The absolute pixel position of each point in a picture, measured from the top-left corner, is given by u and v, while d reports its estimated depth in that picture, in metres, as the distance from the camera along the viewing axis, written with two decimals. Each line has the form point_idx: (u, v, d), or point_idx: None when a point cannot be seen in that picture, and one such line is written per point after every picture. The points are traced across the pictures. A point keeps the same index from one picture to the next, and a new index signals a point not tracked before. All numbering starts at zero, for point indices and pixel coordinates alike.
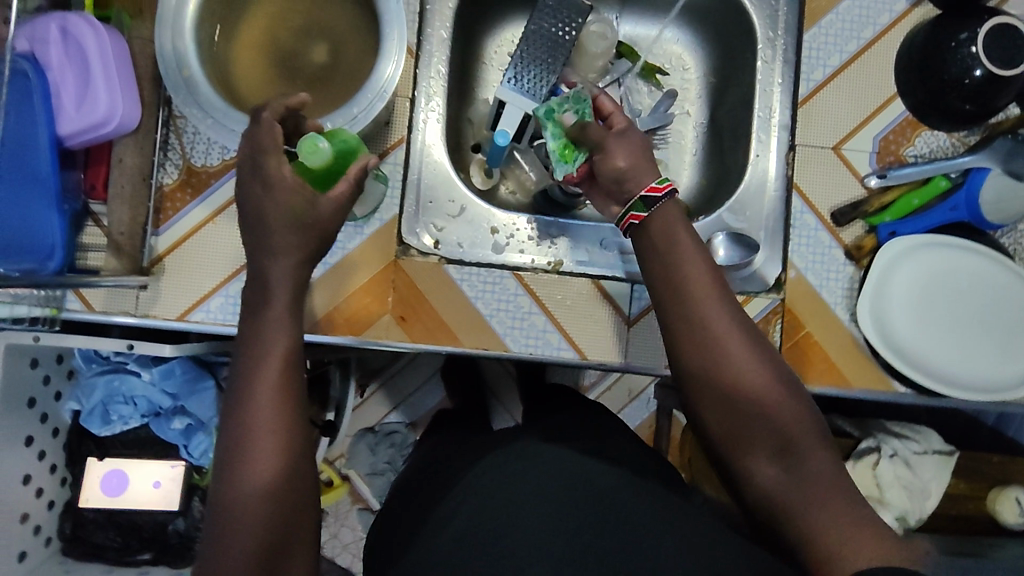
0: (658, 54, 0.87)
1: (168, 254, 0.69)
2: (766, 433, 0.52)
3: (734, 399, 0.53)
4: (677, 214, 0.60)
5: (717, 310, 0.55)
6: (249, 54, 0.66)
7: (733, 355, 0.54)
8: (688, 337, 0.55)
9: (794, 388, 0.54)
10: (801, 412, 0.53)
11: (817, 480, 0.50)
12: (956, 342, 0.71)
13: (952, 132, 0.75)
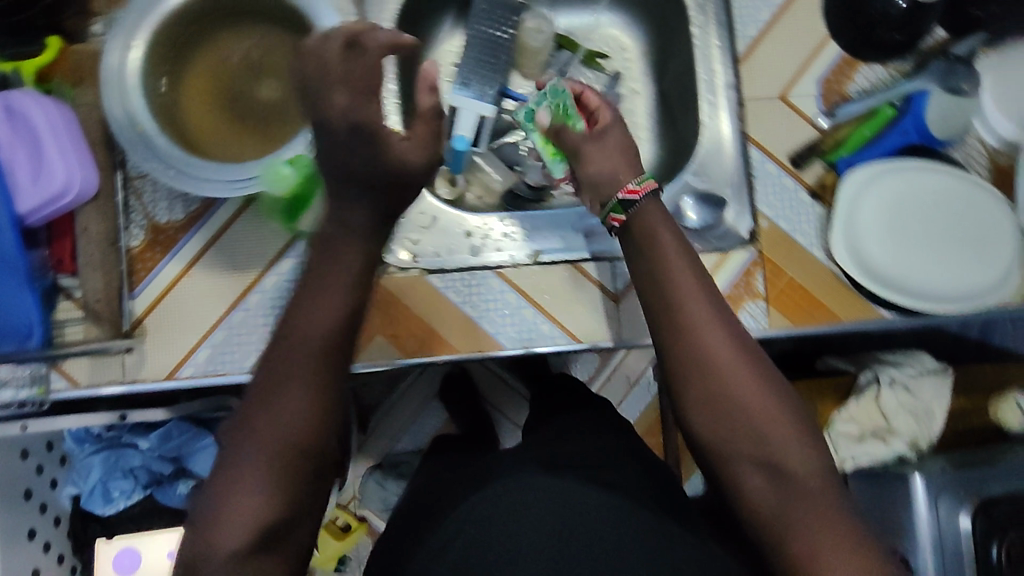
0: (596, 41, 0.90)
1: (147, 315, 0.70)
2: (754, 442, 0.57)
3: (725, 405, 0.58)
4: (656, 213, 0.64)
5: (709, 323, 0.60)
6: (199, 102, 0.67)
7: (723, 363, 0.59)
8: (684, 349, 0.60)
9: (782, 398, 0.59)
10: (790, 422, 0.58)
11: (801, 489, 0.55)
12: (932, 260, 0.73)
13: (887, 63, 0.78)
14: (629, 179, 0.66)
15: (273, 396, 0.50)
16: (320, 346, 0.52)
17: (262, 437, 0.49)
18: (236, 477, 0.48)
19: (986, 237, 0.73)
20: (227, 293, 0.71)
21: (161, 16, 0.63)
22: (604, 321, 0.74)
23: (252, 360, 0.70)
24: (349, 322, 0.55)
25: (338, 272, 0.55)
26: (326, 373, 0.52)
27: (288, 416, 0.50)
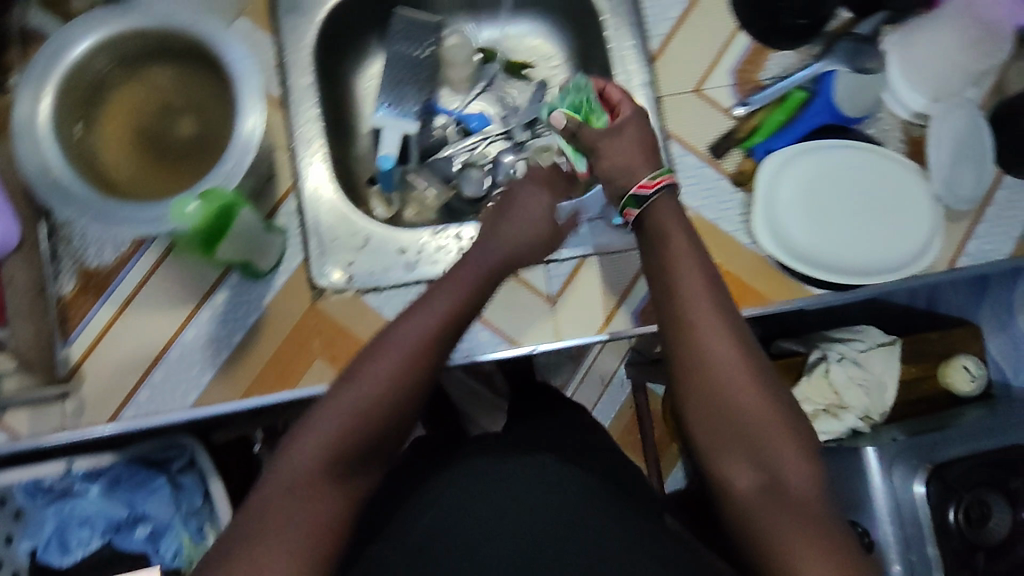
0: (520, 51, 0.91)
1: (84, 359, 0.70)
2: (749, 445, 0.57)
3: (726, 404, 0.58)
4: (668, 209, 0.63)
5: (715, 328, 0.59)
6: (118, 143, 0.67)
7: (725, 361, 0.58)
8: (688, 351, 0.59)
9: (784, 407, 0.59)
10: (787, 432, 0.57)
11: (793, 501, 0.55)
12: (864, 238, 0.75)
13: (796, 49, 0.80)
14: (645, 172, 0.65)
15: (369, 359, 0.56)
16: (434, 331, 0.57)
17: (352, 390, 0.54)
18: (316, 420, 0.54)
19: (900, 208, 0.76)
20: (163, 331, 0.71)
21: (69, 63, 0.62)
22: (541, 323, 0.75)
23: (192, 395, 0.70)
24: (459, 319, 0.59)
25: (459, 280, 0.61)
26: (430, 355, 0.57)
27: (382, 377, 0.55)
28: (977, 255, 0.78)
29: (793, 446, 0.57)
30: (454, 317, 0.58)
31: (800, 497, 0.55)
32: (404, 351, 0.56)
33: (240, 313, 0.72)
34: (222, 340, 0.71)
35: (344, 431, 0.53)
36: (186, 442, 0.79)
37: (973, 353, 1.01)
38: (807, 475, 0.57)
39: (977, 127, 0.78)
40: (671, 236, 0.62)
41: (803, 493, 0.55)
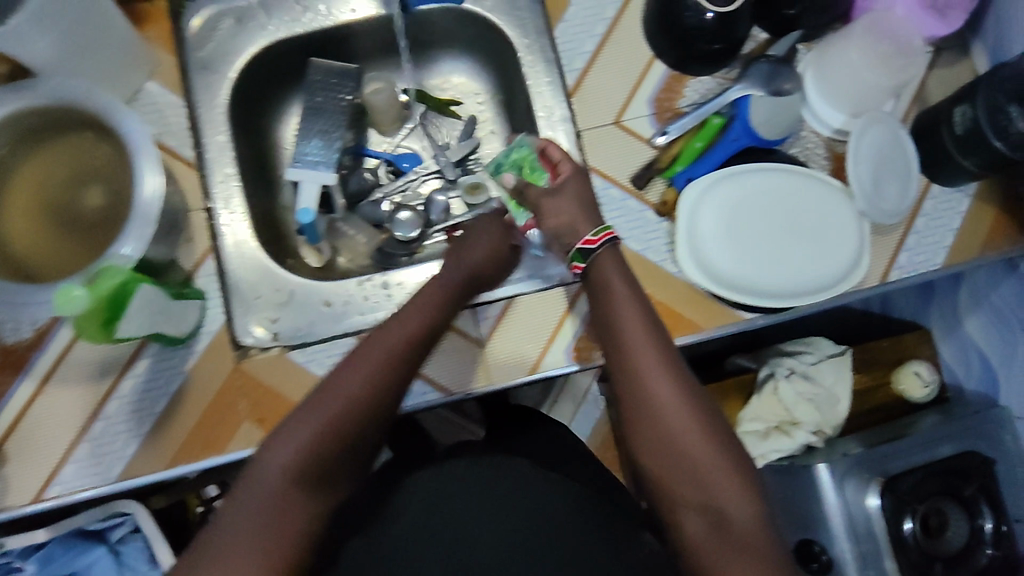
0: (446, 89, 0.91)
1: (6, 439, 0.69)
2: (695, 491, 0.57)
3: (671, 448, 0.58)
4: (611, 263, 0.65)
5: (655, 370, 0.60)
6: (23, 220, 0.65)
7: (667, 406, 0.59)
8: (633, 395, 0.60)
9: (728, 448, 0.59)
10: (732, 473, 0.58)
11: (739, 545, 0.55)
12: (800, 264, 0.75)
13: (714, 72, 0.80)
14: (588, 228, 0.66)
15: (335, 382, 0.61)
16: (393, 357, 0.63)
17: (317, 410, 0.59)
18: (283, 440, 0.58)
19: (825, 229, 0.76)
20: (85, 403, 0.70)
21: None
22: (473, 368, 0.74)
23: (118, 467, 0.69)
24: (416, 345, 0.65)
25: (416, 315, 0.67)
26: (393, 376, 0.62)
27: (347, 396, 0.60)
28: (908, 267, 0.77)
29: (739, 487, 0.57)
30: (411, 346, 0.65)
31: (745, 540, 0.56)
32: (366, 374, 0.61)
33: (163, 380, 0.71)
34: (146, 410, 0.70)
35: (310, 449, 0.58)
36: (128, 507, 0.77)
37: (925, 359, 1.00)
38: (754, 515, 0.57)
39: (898, 139, 0.77)
40: (610, 284, 0.64)
41: (750, 538, 0.56)
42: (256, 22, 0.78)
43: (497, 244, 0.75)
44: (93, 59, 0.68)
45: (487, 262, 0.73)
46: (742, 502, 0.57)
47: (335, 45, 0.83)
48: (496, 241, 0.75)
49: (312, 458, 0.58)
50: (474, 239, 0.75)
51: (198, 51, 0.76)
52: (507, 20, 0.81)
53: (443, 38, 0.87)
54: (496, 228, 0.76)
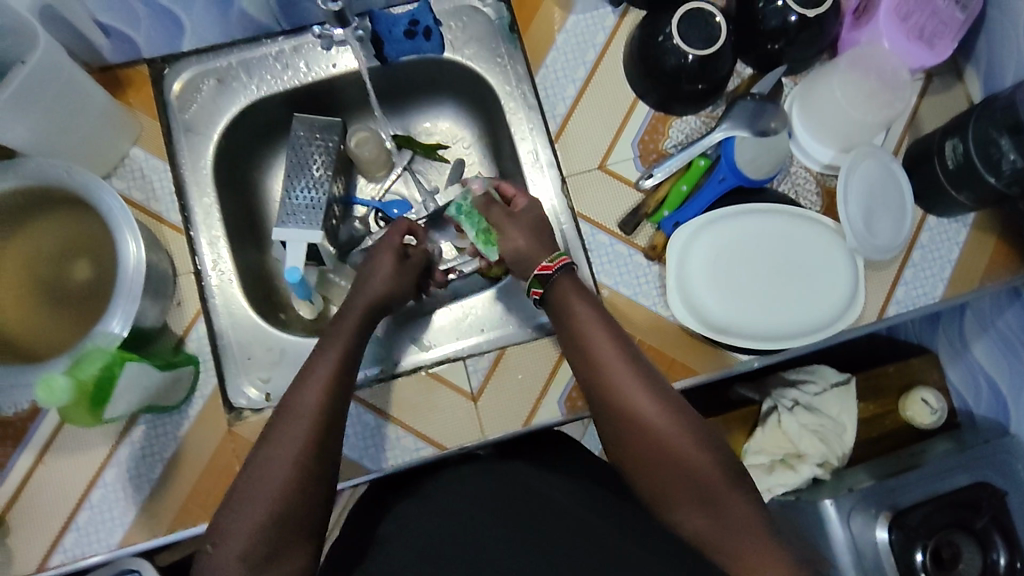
0: (432, 134, 0.91)
1: (9, 511, 0.70)
2: (685, 485, 0.57)
3: (657, 452, 0.58)
4: (570, 288, 0.65)
5: (625, 374, 0.60)
6: (14, 297, 0.67)
7: (647, 413, 0.59)
8: (609, 404, 0.60)
9: (707, 437, 0.59)
10: (715, 461, 0.58)
11: (733, 524, 0.56)
12: (778, 304, 0.74)
13: (699, 111, 0.79)
14: (544, 256, 0.67)
15: (285, 423, 0.58)
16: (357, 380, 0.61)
17: (279, 457, 0.56)
18: (253, 491, 0.55)
19: (814, 255, 0.75)
20: (83, 471, 0.70)
21: None
22: (466, 422, 0.74)
23: (117, 534, 0.70)
24: (350, 366, 0.63)
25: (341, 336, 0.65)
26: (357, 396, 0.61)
27: (303, 436, 0.57)
28: (906, 301, 0.76)
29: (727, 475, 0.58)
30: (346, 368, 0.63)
31: (740, 518, 0.56)
32: (316, 405, 0.59)
33: (158, 445, 0.71)
34: (142, 476, 0.70)
35: (283, 497, 0.55)
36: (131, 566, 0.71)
37: (932, 385, 0.96)
38: (749, 499, 0.57)
39: (890, 172, 0.76)
40: (575, 308, 0.64)
41: (744, 517, 0.56)
42: (237, 82, 0.79)
43: (394, 264, 0.72)
44: (75, 136, 0.68)
45: (384, 286, 0.70)
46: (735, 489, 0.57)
47: (318, 99, 0.84)
48: (392, 264, 0.72)
49: (287, 508, 0.55)
50: (370, 266, 0.72)
51: (182, 114, 0.77)
52: (488, 67, 0.81)
53: (428, 85, 0.87)
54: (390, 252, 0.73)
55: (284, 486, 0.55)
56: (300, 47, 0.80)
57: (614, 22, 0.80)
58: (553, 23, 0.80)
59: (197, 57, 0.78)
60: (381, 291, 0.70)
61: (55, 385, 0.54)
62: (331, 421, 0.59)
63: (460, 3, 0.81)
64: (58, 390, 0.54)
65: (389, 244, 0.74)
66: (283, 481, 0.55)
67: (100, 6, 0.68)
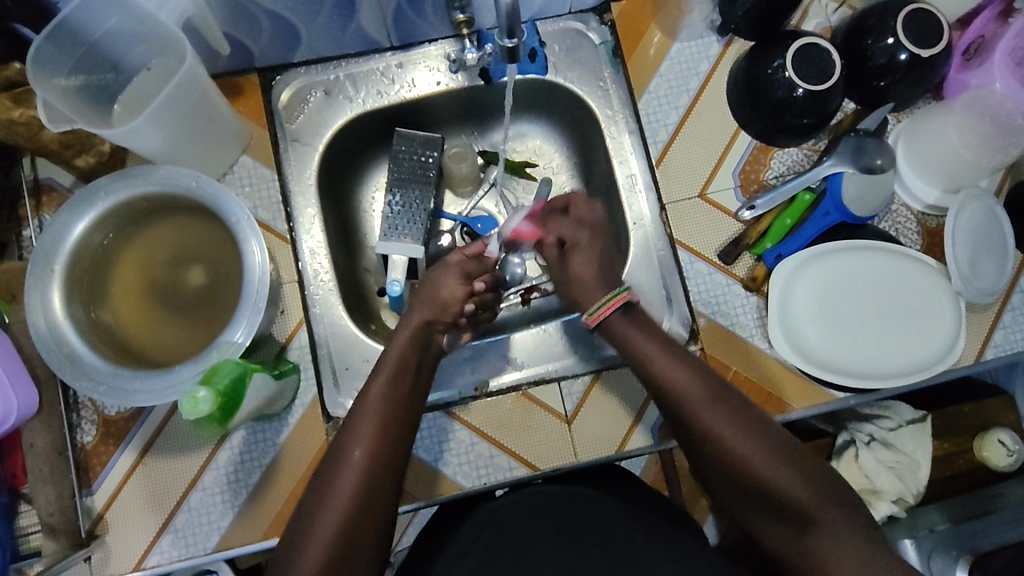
0: (521, 151, 0.90)
1: (107, 508, 0.70)
2: (768, 494, 0.56)
3: (735, 464, 0.57)
4: (624, 324, 0.66)
5: (702, 398, 0.60)
6: (129, 302, 0.67)
7: (716, 425, 0.58)
8: (683, 418, 0.60)
9: (791, 456, 0.57)
10: (803, 481, 0.56)
11: (828, 531, 0.54)
12: (852, 342, 0.74)
13: (801, 144, 0.79)
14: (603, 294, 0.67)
15: (342, 451, 0.58)
16: (393, 393, 0.62)
17: (333, 490, 0.56)
18: (311, 524, 0.55)
19: (917, 292, 0.75)
20: (183, 472, 0.71)
21: (74, 243, 0.63)
22: (557, 443, 0.74)
23: (213, 538, 0.70)
24: (402, 394, 0.62)
25: (390, 358, 0.64)
26: (403, 410, 0.62)
27: (356, 468, 0.57)
28: (1004, 345, 0.75)
29: (811, 484, 0.56)
30: (397, 394, 0.62)
31: (833, 538, 0.53)
32: (375, 418, 0.60)
33: (257, 451, 0.71)
34: (241, 481, 0.71)
35: (343, 529, 0.55)
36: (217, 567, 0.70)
37: (1008, 427, 0.91)
38: (839, 506, 0.55)
39: (995, 216, 0.76)
40: (633, 337, 0.65)
41: (841, 536, 0.53)
42: (344, 94, 0.80)
43: (459, 285, 0.70)
44: (195, 143, 0.70)
45: (441, 305, 0.69)
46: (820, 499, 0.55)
47: (416, 115, 0.84)
48: (454, 284, 0.70)
49: (347, 541, 0.55)
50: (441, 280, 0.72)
51: (289, 124, 0.78)
52: (589, 90, 0.81)
53: (521, 103, 0.87)
54: (457, 270, 0.71)
55: (341, 520, 0.55)
56: (408, 62, 0.81)
57: (718, 51, 0.81)
58: (655, 53, 0.81)
59: (306, 68, 0.79)
60: (435, 311, 0.69)
61: (203, 396, 0.56)
62: (384, 450, 0.59)
63: (566, 27, 0.82)
64: (202, 402, 0.56)
65: (455, 262, 0.72)
66: (338, 517, 0.55)
67: (228, 18, 0.69)
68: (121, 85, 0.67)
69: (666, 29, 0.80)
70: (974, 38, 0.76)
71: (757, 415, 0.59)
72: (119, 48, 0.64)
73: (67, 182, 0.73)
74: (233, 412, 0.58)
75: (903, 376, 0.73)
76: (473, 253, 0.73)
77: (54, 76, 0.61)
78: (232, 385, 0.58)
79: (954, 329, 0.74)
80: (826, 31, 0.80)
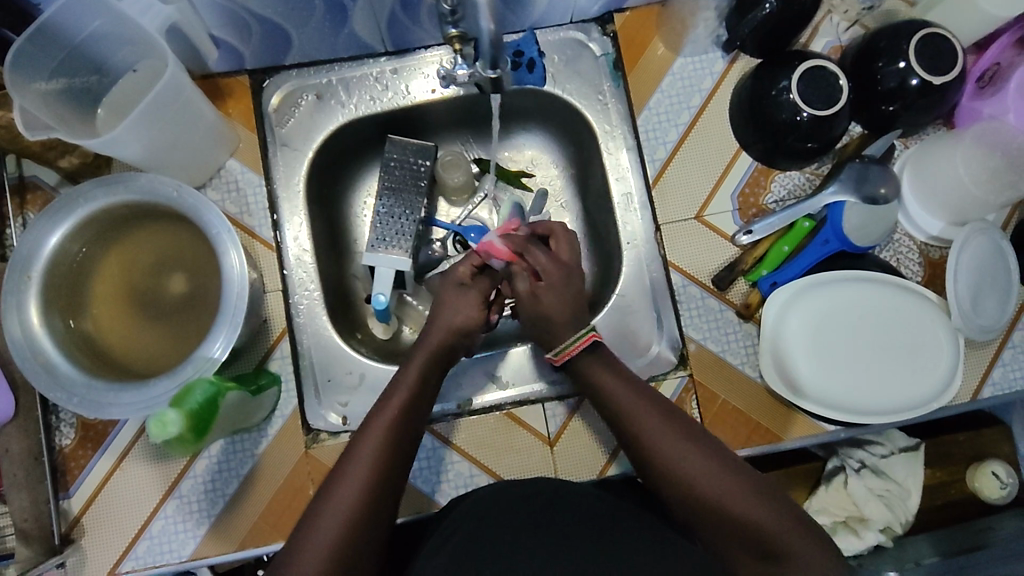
0: (516, 160, 0.88)
1: (83, 512, 0.70)
2: (725, 522, 0.55)
3: (690, 487, 0.56)
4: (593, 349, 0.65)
5: (652, 421, 0.60)
6: (108, 310, 0.66)
7: (665, 447, 0.58)
8: (634, 441, 0.60)
9: (763, 491, 0.56)
10: (775, 514, 0.54)
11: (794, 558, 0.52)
12: (836, 377, 0.72)
13: (803, 168, 0.76)
14: (568, 333, 0.66)
15: (354, 450, 0.58)
16: (413, 393, 0.62)
17: (325, 518, 0.54)
18: (315, 521, 0.54)
19: (909, 330, 0.73)
20: (160, 481, 0.70)
21: (51, 251, 0.62)
22: (540, 464, 0.73)
23: (189, 546, 0.70)
24: (412, 421, 0.61)
25: (405, 382, 0.63)
26: (416, 416, 0.62)
27: (352, 496, 0.55)
28: (1003, 383, 0.73)
29: (771, 512, 0.54)
30: (408, 422, 0.60)
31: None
32: (391, 421, 0.59)
33: (235, 462, 0.70)
34: (217, 491, 0.70)
35: (348, 529, 0.54)
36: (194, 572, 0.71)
37: (1003, 459, 0.88)
38: (806, 533, 0.53)
39: (1000, 251, 0.74)
40: (593, 361, 0.64)
41: (815, 571, 0.51)
42: (336, 99, 0.78)
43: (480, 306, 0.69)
44: (180, 147, 0.68)
45: (460, 328, 0.67)
46: (785, 527, 0.54)
47: (410, 122, 0.82)
48: (473, 308, 0.68)
49: (332, 575, 0.52)
50: (455, 302, 0.69)
51: (279, 128, 0.77)
52: (588, 104, 0.79)
53: (519, 112, 0.85)
54: (479, 292, 0.70)
55: (343, 525, 0.53)
56: (403, 69, 0.79)
57: (722, 67, 0.78)
58: (658, 66, 0.78)
59: (298, 71, 0.77)
60: (457, 335, 0.67)
61: (174, 420, 0.54)
62: (384, 479, 0.57)
63: (566, 36, 0.79)
64: (174, 425, 0.55)
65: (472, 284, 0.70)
66: (345, 516, 0.54)
67: (216, 22, 0.67)
68: (105, 87, 0.65)
69: (669, 43, 0.78)
70: (989, 65, 0.74)
71: (709, 438, 0.59)
72: (102, 52, 0.63)
73: (52, 181, 0.71)
74: (202, 432, 0.57)
75: (871, 417, 0.71)
76: (480, 264, 0.72)
77: (33, 80, 0.59)
78: (203, 405, 0.57)
79: (943, 382, 0.72)
80: (835, 51, 0.78)
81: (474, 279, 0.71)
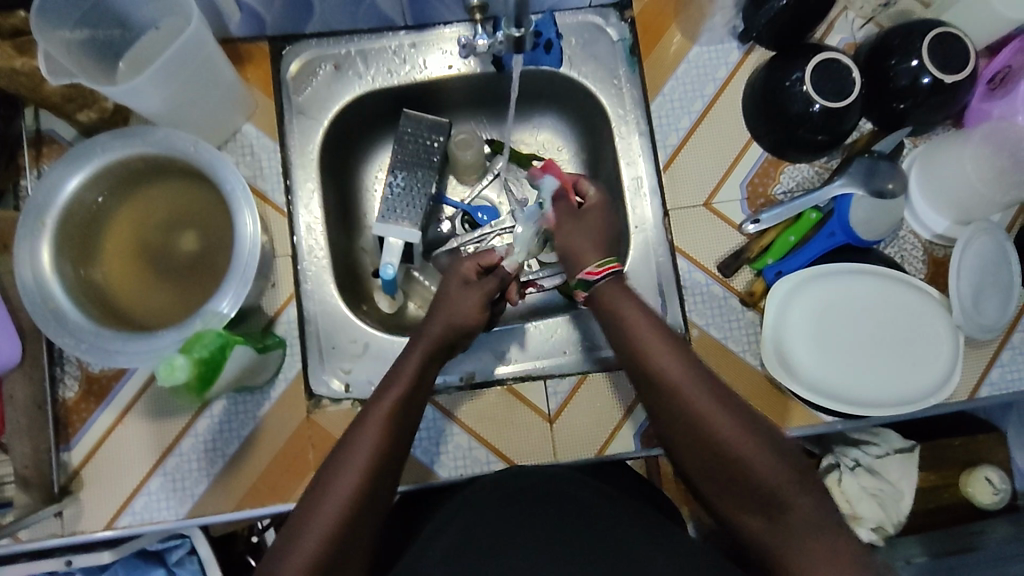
0: (528, 143, 0.89)
1: (83, 465, 0.70)
2: (745, 481, 0.55)
3: (716, 446, 0.56)
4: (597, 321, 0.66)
5: (682, 376, 0.59)
6: (118, 263, 0.67)
7: (695, 403, 0.58)
8: (663, 395, 0.59)
9: (784, 455, 0.55)
10: (795, 481, 0.54)
11: (804, 527, 0.53)
12: (838, 367, 0.73)
13: (813, 161, 0.77)
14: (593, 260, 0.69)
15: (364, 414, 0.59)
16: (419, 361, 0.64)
17: (334, 485, 0.55)
18: (330, 480, 0.55)
19: (913, 322, 0.74)
20: (161, 437, 0.71)
21: (66, 198, 0.63)
22: (539, 441, 0.74)
23: (185, 505, 0.70)
24: (414, 397, 0.62)
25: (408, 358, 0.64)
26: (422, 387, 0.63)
27: (357, 470, 0.55)
28: (1000, 383, 0.74)
29: (791, 476, 0.54)
30: (406, 412, 0.60)
31: (816, 552, 0.51)
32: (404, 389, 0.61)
33: (236, 424, 0.71)
34: (218, 450, 0.71)
35: (359, 488, 0.55)
36: (189, 531, 0.71)
37: (997, 465, 0.88)
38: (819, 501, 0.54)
39: (1003, 253, 0.74)
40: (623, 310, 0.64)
41: (819, 542, 0.52)
42: (354, 70, 0.79)
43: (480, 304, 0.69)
44: (197, 105, 0.69)
45: (464, 312, 0.68)
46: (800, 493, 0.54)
47: (425, 97, 0.83)
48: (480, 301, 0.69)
49: (344, 529, 0.53)
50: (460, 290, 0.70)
51: (296, 96, 0.77)
52: (603, 88, 0.80)
53: (534, 94, 0.85)
54: (480, 292, 0.70)
55: (354, 484, 0.55)
56: (422, 43, 0.79)
57: (737, 59, 0.79)
58: (674, 54, 0.79)
59: (318, 40, 0.78)
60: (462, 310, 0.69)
61: (183, 367, 0.56)
62: (392, 442, 0.58)
63: (584, 20, 0.80)
64: (182, 372, 0.56)
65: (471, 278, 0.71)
66: (356, 475, 0.55)
67: None
68: (127, 42, 0.66)
69: (685, 32, 0.79)
70: (1001, 68, 0.74)
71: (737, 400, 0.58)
72: (128, 5, 0.64)
73: (68, 136, 0.72)
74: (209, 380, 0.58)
75: (874, 407, 0.72)
76: (488, 264, 0.73)
77: (57, 27, 0.60)
78: (213, 355, 0.57)
79: (942, 376, 0.73)
80: (850, 47, 0.78)
81: (480, 277, 0.72)
